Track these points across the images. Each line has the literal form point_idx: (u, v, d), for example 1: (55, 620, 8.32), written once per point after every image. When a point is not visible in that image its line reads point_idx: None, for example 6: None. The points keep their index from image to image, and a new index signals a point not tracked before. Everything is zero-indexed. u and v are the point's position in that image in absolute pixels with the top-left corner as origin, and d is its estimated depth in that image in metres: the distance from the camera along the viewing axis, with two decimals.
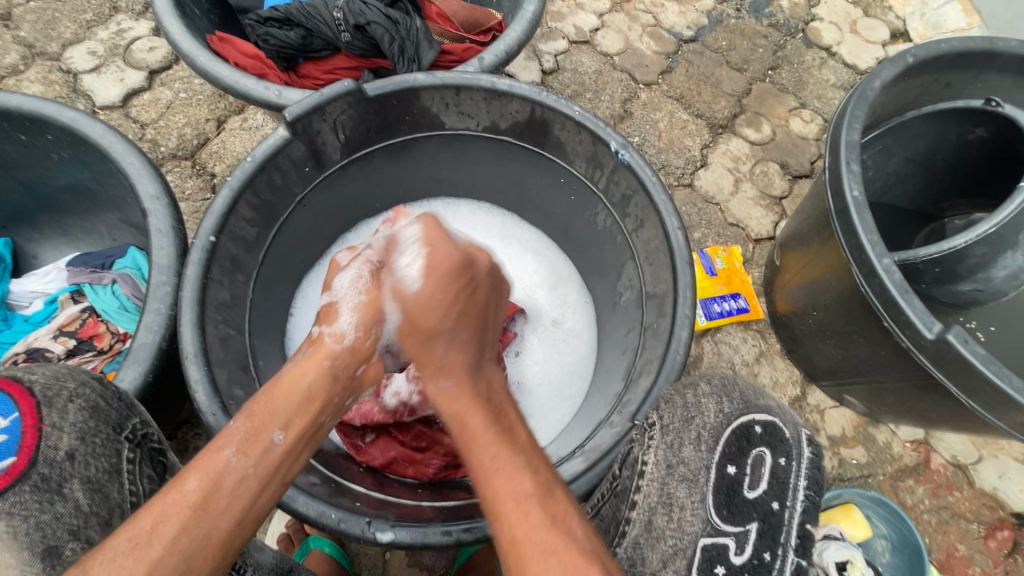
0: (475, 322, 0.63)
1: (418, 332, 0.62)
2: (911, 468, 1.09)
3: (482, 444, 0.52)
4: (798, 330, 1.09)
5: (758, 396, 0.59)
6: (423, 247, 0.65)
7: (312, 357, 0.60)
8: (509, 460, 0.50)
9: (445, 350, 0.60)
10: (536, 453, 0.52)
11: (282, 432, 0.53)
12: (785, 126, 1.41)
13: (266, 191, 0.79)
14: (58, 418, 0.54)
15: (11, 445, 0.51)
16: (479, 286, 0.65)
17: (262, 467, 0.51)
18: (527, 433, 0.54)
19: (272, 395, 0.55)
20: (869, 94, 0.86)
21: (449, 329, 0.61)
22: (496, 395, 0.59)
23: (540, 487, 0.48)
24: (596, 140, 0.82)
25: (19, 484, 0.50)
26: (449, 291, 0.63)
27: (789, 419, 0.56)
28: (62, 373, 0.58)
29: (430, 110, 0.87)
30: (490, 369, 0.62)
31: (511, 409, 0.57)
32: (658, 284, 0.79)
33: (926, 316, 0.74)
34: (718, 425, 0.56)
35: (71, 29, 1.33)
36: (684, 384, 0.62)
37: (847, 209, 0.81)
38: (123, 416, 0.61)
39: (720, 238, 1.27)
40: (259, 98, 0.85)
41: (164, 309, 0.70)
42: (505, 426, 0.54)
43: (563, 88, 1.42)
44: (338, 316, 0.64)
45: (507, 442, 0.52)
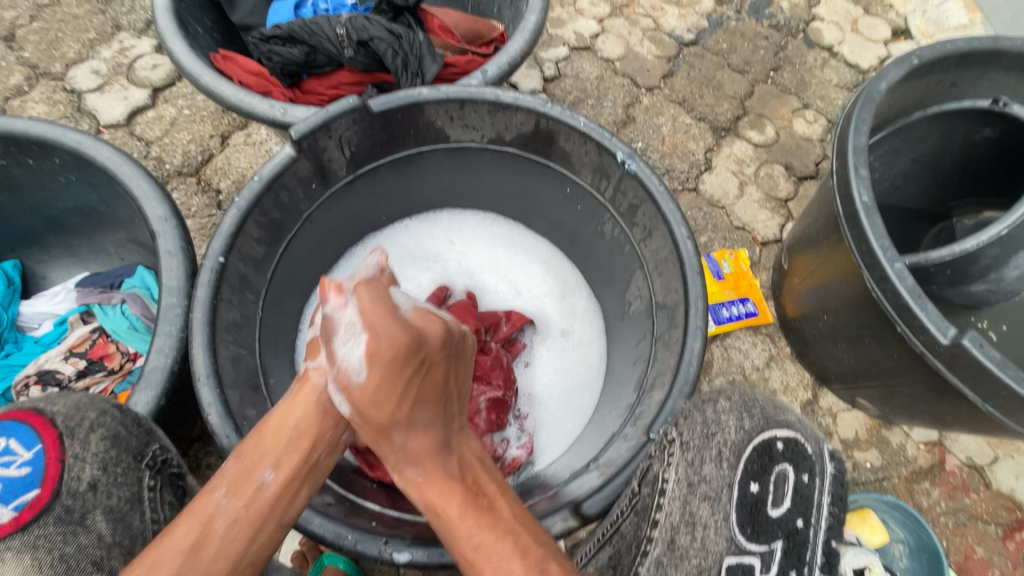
0: (437, 400, 0.60)
1: (373, 424, 0.59)
2: (926, 469, 1.08)
3: (463, 530, 0.53)
4: (809, 334, 1.08)
5: (777, 411, 0.59)
6: (358, 329, 0.58)
7: (298, 394, 0.61)
8: (491, 549, 0.51)
9: (407, 439, 0.58)
10: (523, 528, 0.54)
11: (273, 471, 0.56)
12: (788, 127, 1.41)
13: (273, 210, 0.79)
14: (80, 449, 0.55)
15: (36, 477, 0.52)
16: (433, 360, 0.59)
17: (252, 507, 0.54)
18: (505, 502, 0.56)
19: (260, 437, 0.58)
20: (876, 96, 0.86)
21: (409, 416, 0.59)
22: (469, 472, 0.59)
23: (528, 568, 0.50)
24: (602, 151, 0.82)
25: (44, 516, 0.51)
26: (398, 377, 0.58)
27: (811, 434, 0.57)
28: (83, 404, 0.59)
29: (434, 124, 0.87)
30: (460, 441, 0.62)
31: (487, 484, 0.58)
32: (668, 294, 0.79)
33: (941, 321, 0.73)
34: (740, 442, 0.56)
35: (74, 48, 1.33)
36: (704, 399, 0.61)
37: (856, 214, 0.80)
38: (143, 443, 0.61)
39: (727, 242, 1.27)
40: (264, 116, 0.85)
41: (176, 332, 0.70)
42: (484, 505, 0.55)
43: (564, 95, 1.42)
44: (322, 349, 0.63)
45: (487, 524, 0.53)
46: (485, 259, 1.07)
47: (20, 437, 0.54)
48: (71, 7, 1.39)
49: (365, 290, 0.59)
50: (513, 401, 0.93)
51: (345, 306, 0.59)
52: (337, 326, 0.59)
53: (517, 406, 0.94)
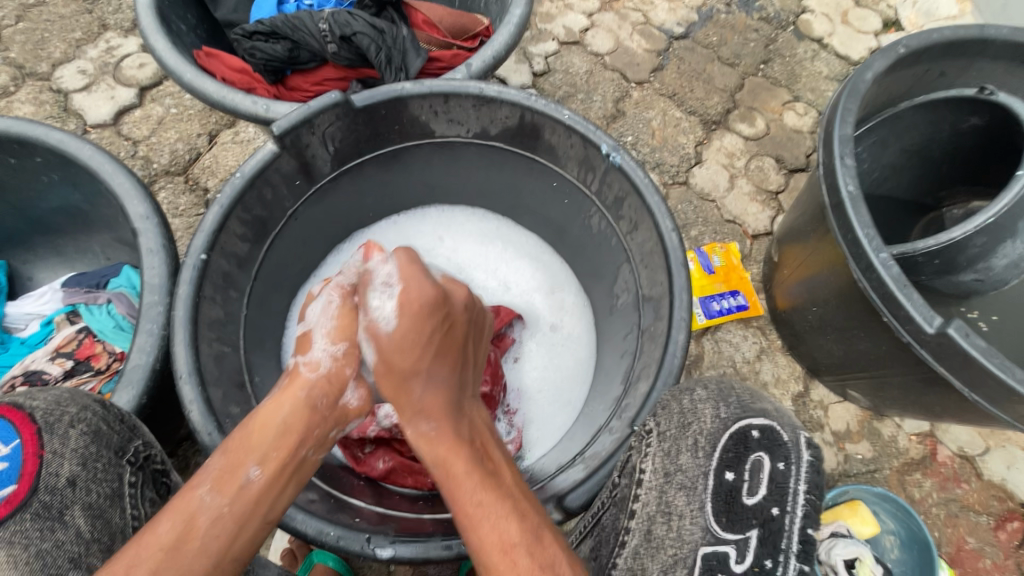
0: (453, 358, 0.67)
1: (395, 371, 0.66)
2: (917, 461, 1.08)
3: (468, 490, 0.56)
4: (799, 326, 1.08)
5: (753, 400, 0.58)
6: (399, 283, 0.68)
7: (288, 388, 0.63)
8: (493, 507, 0.54)
9: (422, 392, 0.64)
10: (521, 494, 0.57)
11: (258, 468, 0.57)
12: (779, 120, 1.41)
13: (256, 207, 0.79)
14: (59, 444, 0.55)
15: (12, 472, 0.52)
16: (454, 318, 0.69)
17: (237, 505, 0.54)
18: (510, 474, 0.59)
19: (248, 433, 0.59)
20: (861, 87, 0.85)
21: (427, 368, 0.65)
22: (477, 436, 0.63)
23: (527, 531, 0.53)
24: (587, 143, 0.82)
25: (19, 513, 0.50)
26: (422, 328, 0.66)
27: (787, 422, 0.55)
28: (64, 399, 0.59)
29: (419, 119, 0.87)
30: (468, 408, 0.66)
31: (492, 449, 0.62)
32: (654, 286, 0.78)
33: (926, 310, 0.73)
34: (715, 431, 0.56)
35: (60, 48, 1.33)
36: (680, 389, 0.63)
37: (842, 204, 0.80)
38: (126, 439, 0.61)
39: (717, 235, 1.27)
40: (247, 113, 0.84)
41: (157, 330, 0.70)
42: (489, 469, 0.58)
43: (554, 90, 1.42)
44: (313, 344, 0.67)
45: (491, 485, 0.56)
46: (473, 255, 1.06)
47: None
48: (57, 6, 1.38)
49: (405, 256, 0.71)
50: (501, 397, 0.92)
51: (385, 265, 0.70)
52: (376, 285, 0.69)
53: (506, 402, 0.94)
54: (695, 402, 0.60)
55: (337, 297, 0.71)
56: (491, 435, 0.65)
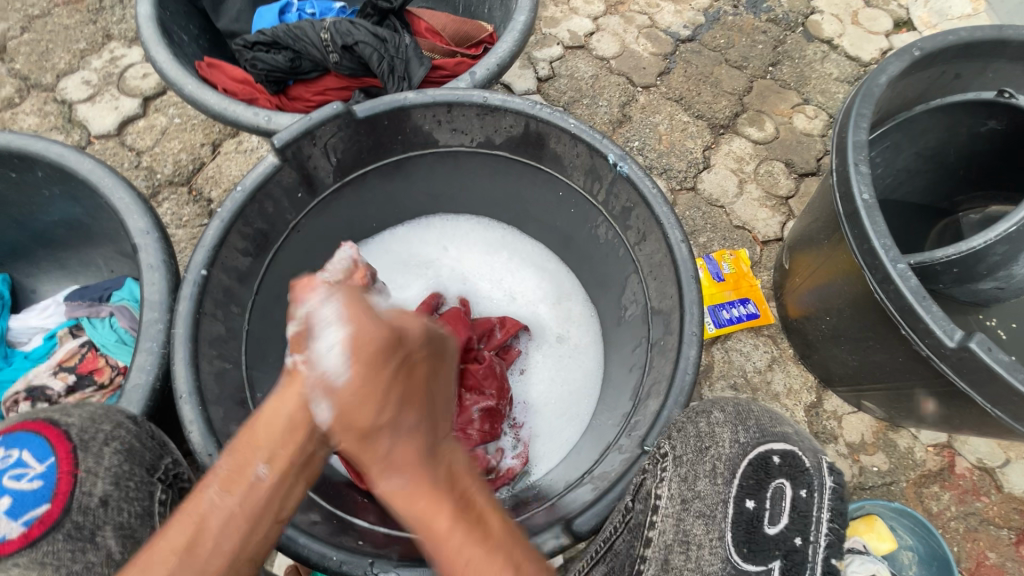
0: (421, 399, 0.53)
1: (353, 428, 0.51)
2: (935, 473, 1.05)
3: (453, 548, 0.47)
4: (811, 335, 1.06)
5: (774, 423, 0.57)
6: (337, 321, 0.50)
7: (289, 387, 0.56)
8: (483, 567, 0.46)
9: (390, 444, 0.51)
10: (518, 549, 0.48)
11: (265, 466, 0.53)
12: (788, 123, 1.38)
13: (258, 220, 0.78)
14: (94, 463, 0.55)
15: (46, 491, 0.52)
16: (416, 355, 0.53)
17: (246, 505, 0.52)
18: (501, 523, 0.50)
19: (251, 432, 0.54)
20: (876, 91, 0.83)
21: (392, 416, 0.51)
22: (461, 484, 0.52)
23: None
24: (593, 153, 0.80)
25: (52, 533, 0.50)
26: (379, 375, 0.50)
27: (808, 446, 0.54)
28: (97, 415, 0.59)
29: (422, 128, 0.85)
30: (447, 449, 0.54)
31: (479, 499, 0.51)
32: (663, 299, 0.76)
33: (947, 323, 0.70)
34: (734, 457, 0.55)
35: (65, 59, 1.33)
36: (696, 411, 0.61)
37: (857, 213, 0.77)
38: (156, 456, 0.61)
39: (727, 241, 1.24)
40: (248, 124, 0.83)
41: (157, 348, 0.68)
42: (476, 517, 0.49)
43: (559, 95, 1.40)
44: (293, 368, 0.57)
45: (478, 539, 0.48)
46: (478, 266, 1.05)
47: (34, 449, 0.54)
48: (62, 17, 1.38)
49: (347, 291, 0.53)
50: (507, 411, 0.91)
51: (325, 303, 0.51)
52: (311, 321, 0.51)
53: (512, 415, 0.93)
54: (711, 424, 0.59)
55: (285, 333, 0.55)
56: (478, 482, 0.53)
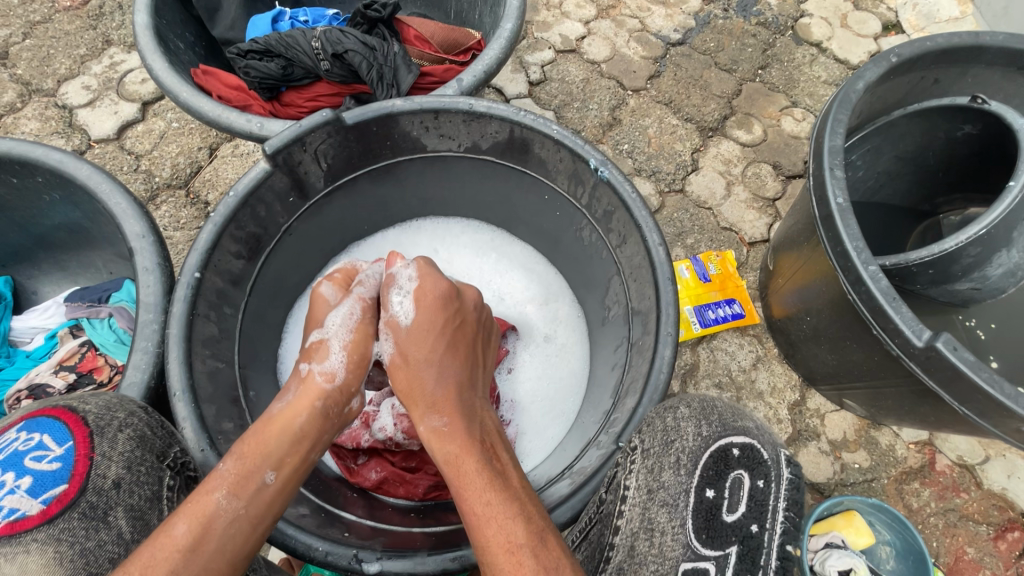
0: (463, 356, 0.73)
1: (408, 362, 0.71)
2: (916, 470, 1.07)
3: (475, 490, 0.57)
4: (794, 335, 1.08)
5: (736, 418, 0.60)
6: (414, 280, 0.77)
7: (304, 397, 0.66)
8: (501, 508, 0.55)
9: (435, 383, 0.68)
10: (527, 498, 0.57)
11: (274, 473, 0.59)
12: (776, 126, 1.40)
13: (250, 224, 0.80)
14: (108, 448, 0.57)
15: (64, 472, 0.53)
16: (464, 315, 0.77)
17: (252, 507, 0.56)
18: (517, 473, 0.61)
19: (264, 437, 0.61)
20: (852, 96, 0.85)
21: (439, 360, 0.70)
22: (488, 437, 0.64)
23: (532, 531, 0.54)
24: (575, 158, 0.82)
25: (69, 511, 0.51)
26: (436, 317, 0.74)
27: (767, 440, 0.57)
28: (112, 404, 0.61)
29: (410, 134, 0.88)
30: (480, 409, 0.68)
31: (502, 450, 0.63)
32: (642, 300, 0.78)
33: (915, 324, 0.72)
34: (697, 449, 0.57)
35: (66, 65, 1.36)
36: (664, 406, 0.62)
37: (831, 216, 0.79)
38: (166, 444, 0.62)
39: (714, 243, 1.26)
40: (241, 131, 0.86)
41: (152, 348, 0.70)
42: (497, 469, 0.60)
43: (550, 99, 1.42)
44: (329, 354, 0.71)
45: (498, 486, 0.57)
46: (467, 267, 1.07)
47: (54, 433, 0.55)
48: (63, 23, 1.41)
49: (422, 262, 0.80)
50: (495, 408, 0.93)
51: (406, 269, 0.78)
52: (396, 286, 0.77)
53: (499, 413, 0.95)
54: (678, 420, 0.60)
55: (358, 309, 0.77)
56: (500, 436, 0.66)
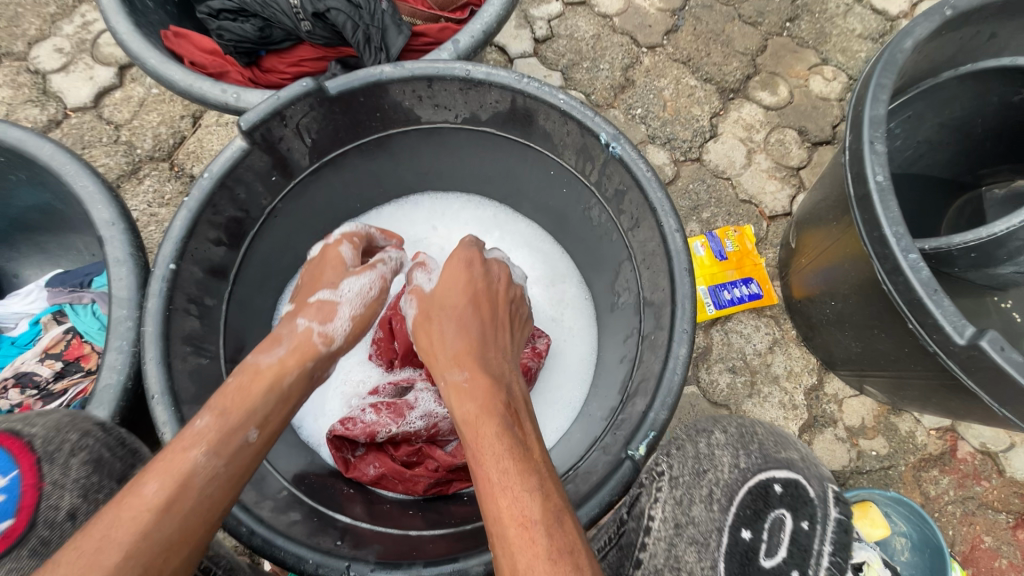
0: (486, 321, 0.70)
1: (427, 323, 0.73)
2: (936, 457, 1.03)
3: (492, 457, 0.53)
4: (815, 317, 1.02)
5: (779, 448, 0.52)
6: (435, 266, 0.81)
7: (299, 354, 0.65)
8: (517, 479, 0.51)
9: (454, 342, 0.67)
10: (547, 472, 0.53)
11: (257, 431, 0.56)
12: (804, 86, 1.29)
13: (229, 208, 0.73)
14: (60, 475, 0.50)
15: (9, 506, 0.46)
16: (492, 283, 0.75)
17: (232, 467, 0.53)
18: (539, 445, 0.56)
19: (246, 393, 0.58)
20: (899, 57, 0.75)
21: (462, 321, 0.69)
22: (512, 403, 0.60)
23: (549, 508, 0.49)
24: (584, 131, 0.74)
25: (16, 550, 0.45)
26: (462, 285, 0.74)
27: (815, 473, 0.48)
28: (63, 423, 0.53)
29: (402, 104, 0.80)
30: (505, 374, 0.65)
31: (525, 418, 0.59)
32: (655, 291, 0.72)
33: (957, 319, 0.65)
34: (734, 483, 0.50)
35: (35, 25, 1.26)
36: (696, 430, 0.58)
37: (869, 196, 0.71)
38: (129, 466, 0.56)
39: (731, 217, 1.18)
40: (216, 102, 0.78)
41: (128, 346, 0.64)
42: (520, 438, 0.55)
43: (558, 58, 1.31)
44: (335, 317, 0.70)
45: (517, 454, 0.53)
46: None
47: None
48: None
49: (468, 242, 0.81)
50: None
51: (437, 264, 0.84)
52: (422, 270, 0.81)
53: None
54: (711, 446, 0.55)
55: (376, 287, 0.76)
56: (525, 404, 0.62)
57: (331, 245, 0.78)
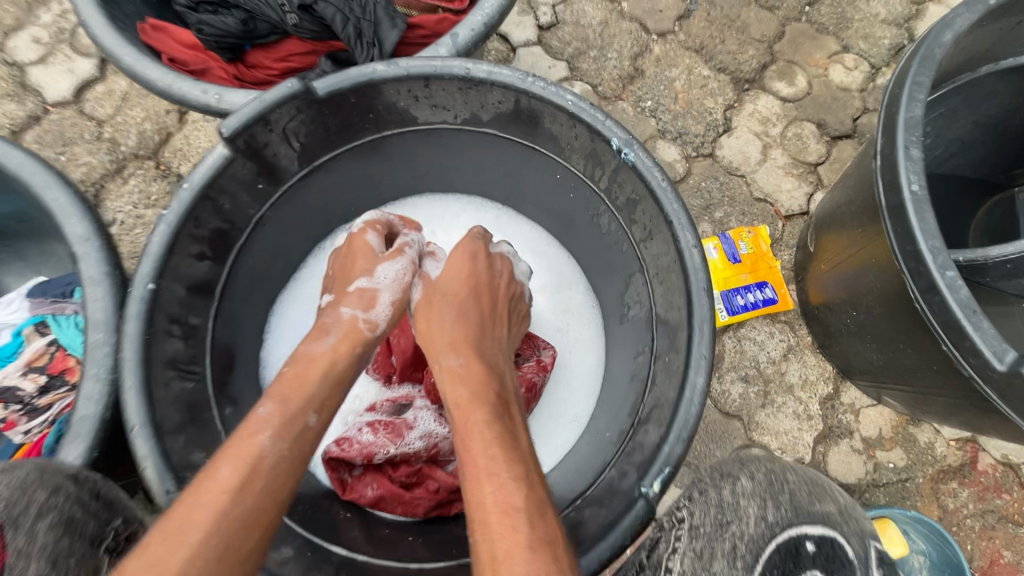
0: (487, 313, 0.70)
1: (428, 305, 0.72)
2: (954, 469, 1.00)
3: (481, 443, 0.54)
4: (833, 325, 0.97)
5: (811, 500, 0.49)
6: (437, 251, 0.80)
7: (348, 340, 0.66)
8: (504, 467, 0.51)
9: (453, 330, 0.67)
10: (531, 463, 0.54)
11: (316, 415, 0.58)
12: (823, 76, 1.22)
13: (213, 220, 0.69)
14: (24, 542, 0.45)
15: None
16: (494, 273, 0.75)
17: (296, 449, 0.55)
18: (525, 439, 0.57)
19: (301, 381, 0.60)
20: (938, 52, 0.69)
21: (463, 309, 0.69)
22: (504, 394, 0.61)
23: (532, 497, 0.50)
24: (594, 135, 0.68)
25: None
26: (464, 273, 0.73)
27: (851, 532, 0.47)
28: (29, 481, 0.48)
29: (397, 105, 0.74)
30: (498, 366, 0.66)
31: (514, 410, 0.60)
32: (670, 309, 0.67)
33: (998, 343, 0.60)
34: (759, 538, 0.46)
35: (10, 12, 1.19)
36: (721, 475, 0.53)
37: (902, 207, 0.66)
38: (102, 523, 0.51)
39: (745, 216, 1.13)
40: (196, 103, 0.72)
41: (105, 374, 0.60)
42: (508, 428, 0.56)
43: (563, 46, 1.24)
44: (377, 304, 0.70)
45: (506, 443, 0.54)
46: None
47: None
48: None
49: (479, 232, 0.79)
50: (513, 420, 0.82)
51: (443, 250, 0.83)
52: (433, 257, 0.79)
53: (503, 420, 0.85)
54: (737, 495, 0.50)
55: (409, 270, 0.75)
56: (515, 398, 0.63)
57: (357, 233, 0.77)
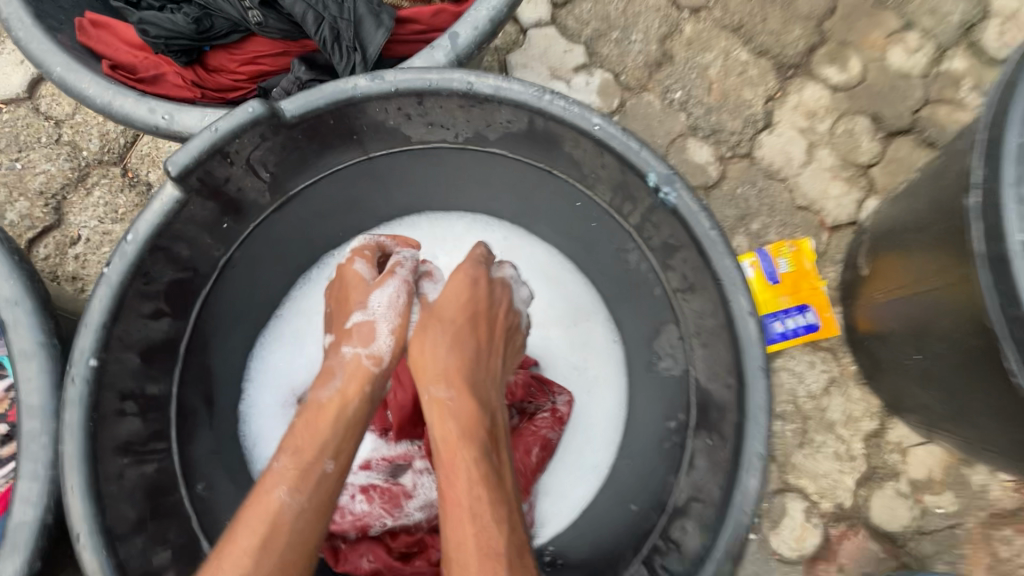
0: (484, 335, 0.61)
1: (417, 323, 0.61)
2: (1010, 513, 0.90)
3: (465, 482, 0.50)
4: (885, 360, 0.84)
5: None
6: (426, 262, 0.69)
7: (353, 381, 0.57)
8: (487, 511, 0.48)
9: (445, 356, 0.57)
10: (514, 504, 0.51)
11: (333, 461, 0.52)
12: (881, 59, 1.05)
13: (168, 273, 0.58)
14: None
15: None
16: (496, 283, 0.65)
17: (318, 498, 0.50)
18: (512, 478, 0.53)
19: (314, 425, 0.54)
20: None
21: (456, 331, 0.59)
22: (494, 428, 0.55)
23: (514, 545, 0.48)
24: (625, 167, 0.56)
25: None
26: (460, 290, 0.61)
27: None
28: None
29: (385, 124, 0.62)
30: (491, 391, 0.59)
31: (503, 446, 0.55)
32: (714, 379, 0.57)
33: None
34: None
35: None
36: None
37: (1007, 260, 0.53)
38: None
39: (785, 227, 1.00)
40: (142, 125, 0.61)
41: (44, 471, 0.52)
42: (495, 467, 0.52)
43: (580, 27, 1.08)
44: (377, 335, 0.60)
45: (491, 484, 0.50)
46: None
47: None
48: None
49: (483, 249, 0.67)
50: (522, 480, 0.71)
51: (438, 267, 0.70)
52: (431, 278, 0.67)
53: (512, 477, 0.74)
54: None
55: (408, 295, 0.63)
56: (506, 430, 0.58)
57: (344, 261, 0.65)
